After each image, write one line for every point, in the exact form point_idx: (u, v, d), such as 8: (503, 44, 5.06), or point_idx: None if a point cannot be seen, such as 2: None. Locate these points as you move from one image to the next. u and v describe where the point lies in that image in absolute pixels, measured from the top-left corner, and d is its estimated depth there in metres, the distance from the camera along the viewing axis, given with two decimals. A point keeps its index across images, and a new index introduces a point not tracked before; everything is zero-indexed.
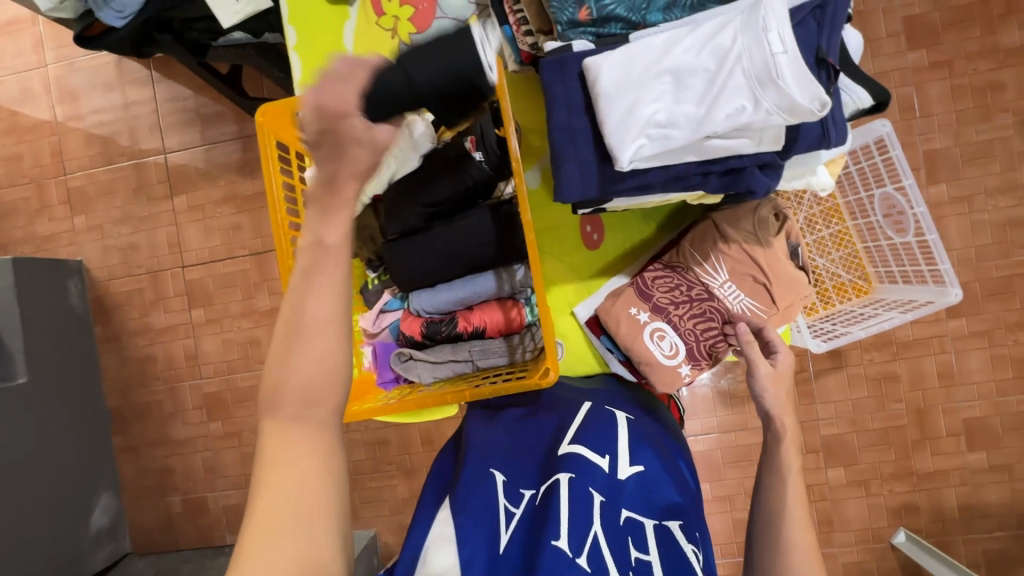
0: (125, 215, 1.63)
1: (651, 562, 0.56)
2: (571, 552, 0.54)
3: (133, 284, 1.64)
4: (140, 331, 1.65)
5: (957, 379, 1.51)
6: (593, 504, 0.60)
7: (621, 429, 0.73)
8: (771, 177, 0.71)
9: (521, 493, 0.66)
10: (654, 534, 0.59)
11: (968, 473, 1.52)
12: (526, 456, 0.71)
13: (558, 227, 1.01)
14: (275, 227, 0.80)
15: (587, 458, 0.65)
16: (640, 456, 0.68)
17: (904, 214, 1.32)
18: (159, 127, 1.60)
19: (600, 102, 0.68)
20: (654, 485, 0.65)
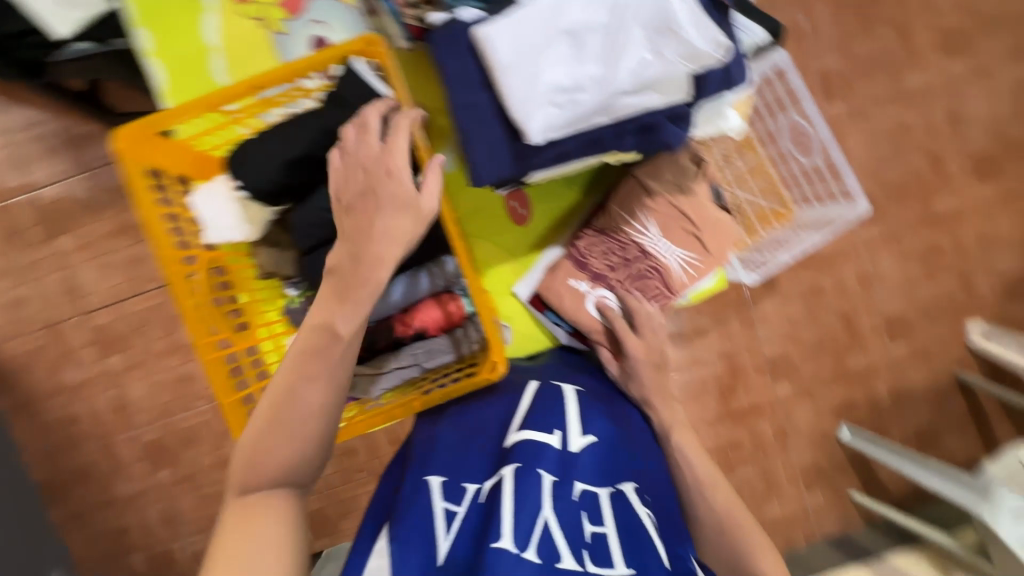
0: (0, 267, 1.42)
1: (607, 533, 0.59)
2: (516, 548, 0.55)
3: (31, 342, 1.45)
4: (53, 392, 1.47)
5: (874, 281, 1.63)
6: (543, 487, 0.61)
7: (569, 401, 0.76)
8: (683, 129, 0.70)
9: (464, 488, 0.67)
10: (609, 504, 0.63)
11: (894, 363, 1.67)
12: (476, 448, 0.73)
13: (483, 207, 0.97)
14: (171, 268, 0.72)
15: (537, 441, 0.67)
16: (591, 426, 0.73)
17: (811, 137, 1.41)
18: (17, 162, 1.39)
19: (498, 74, 0.63)
20: (606, 455, 0.69)
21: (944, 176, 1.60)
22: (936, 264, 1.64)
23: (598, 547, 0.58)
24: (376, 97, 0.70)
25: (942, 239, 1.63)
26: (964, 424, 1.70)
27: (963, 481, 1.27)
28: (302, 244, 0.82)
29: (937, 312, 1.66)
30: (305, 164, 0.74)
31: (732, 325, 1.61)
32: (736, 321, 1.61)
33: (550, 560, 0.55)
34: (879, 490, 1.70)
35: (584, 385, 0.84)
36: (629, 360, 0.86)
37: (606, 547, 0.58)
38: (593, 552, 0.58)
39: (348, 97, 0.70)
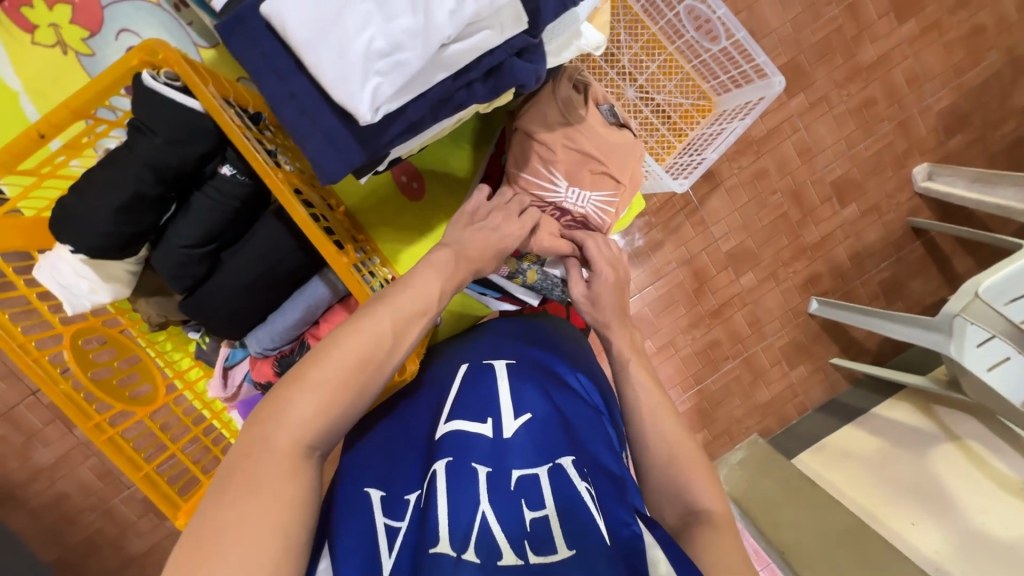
0: None
1: (547, 516, 0.57)
2: (456, 552, 0.55)
3: None
4: (31, 477, 1.41)
5: (814, 150, 1.59)
6: (476, 485, 0.59)
7: (500, 380, 0.71)
8: (534, 62, 0.62)
9: (404, 500, 0.62)
10: (548, 484, 0.59)
11: (848, 227, 1.65)
12: (414, 447, 0.68)
13: (371, 192, 0.91)
14: (20, 360, 0.63)
15: (466, 433, 0.64)
16: (525, 403, 0.68)
17: (711, 21, 1.31)
18: None
19: (303, 55, 0.55)
20: (543, 431, 0.65)
21: (864, 23, 1.53)
22: (872, 116, 1.59)
23: (539, 534, 0.55)
24: (183, 111, 0.61)
25: (873, 89, 1.58)
26: (925, 267, 1.72)
27: (929, 325, 1.26)
28: (176, 287, 0.76)
29: (881, 165, 1.63)
30: (136, 206, 0.65)
31: (685, 231, 1.58)
32: (687, 226, 1.58)
33: (490, 558, 0.54)
34: (857, 349, 1.73)
35: (514, 356, 0.77)
36: (596, 286, 0.81)
37: (547, 533, 0.55)
38: (533, 543, 0.55)
39: (149, 119, 0.60)
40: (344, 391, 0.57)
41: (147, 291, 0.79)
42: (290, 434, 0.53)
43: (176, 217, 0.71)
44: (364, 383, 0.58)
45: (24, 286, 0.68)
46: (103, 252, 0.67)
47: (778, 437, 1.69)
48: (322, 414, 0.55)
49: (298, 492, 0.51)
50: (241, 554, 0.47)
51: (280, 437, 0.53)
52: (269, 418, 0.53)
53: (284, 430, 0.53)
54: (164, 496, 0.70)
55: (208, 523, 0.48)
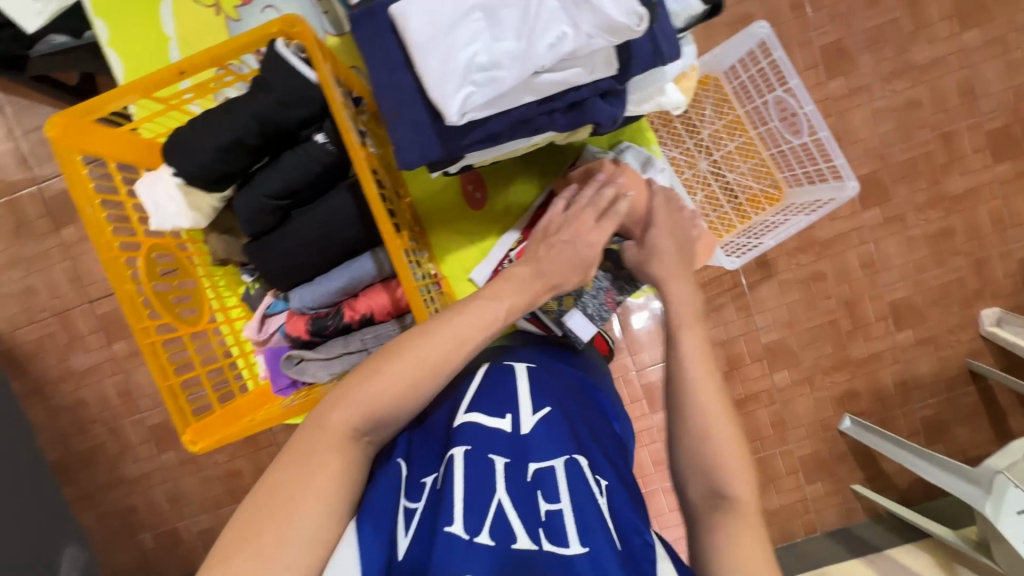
0: (12, 258, 1.51)
1: (562, 510, 0.55)
2: (467, 534, 0.53)
3: (42, 330, 1.53)
4: (64, 377, 1.55)
5: (879, 265, 1.56)
6: (494, 473, 0.58)
7: (521, 379, 0.70)
8: (615, 105, 0.68)
9: (420, 483, 0.62)
10: (564, 477, 0.58)
11: (899, 351, 1.59)
12: (435, 427, 0.68)
13: (439, 191, 0.98)
14: (103, 252, 0.71)
15: (483, 426, 0.63)
16: (543, 399, 0.68)
17: (797, 115, 1.34)
18: (27, 160, 1.47)
19: (415, 55, 0.61)
20: (560, 426, 0.64)
21: (956, 153, 1.52)
22: (948, 248, 1.55)
23: (552, 526, 0.54)
24: (301, 79, 0.69)
25: (954, 221, 1.54)
26: (976, 416, 1.61)
27: (966, 474, 1.18)
28: (247, 230, 0.83)
29: (948, 298, 1.57)
30: (234, 149, 0.73)
31: (727, 312, 1.56)
32: (731, 308, 1.56)
33: (504, 542, 0.53)
34: (884, 483, 1.62)
35: (534, 361, 0.77)
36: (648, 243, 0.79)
37: (561, 526, 0.54)
38: (548, 532, 0.54)
39: (272, 79, 0.69)
40: (389, 384, 0.61)
41: (219, 230, 0.87)
42: (344, 417, 0.60)
43: (265, 170, 0.79)
44: (420, 384, 0.62)
45: (121, 192, 0.76)
46: (198, 178, 0.75)
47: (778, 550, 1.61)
48: (384, 403, 0.61)
49: (340, 461, 0.59)
50: (291, 512, 0.55)
51: (334, 418, 0.60)
52: (338, 401, 0.61)
53: (338, 417, 0.60)
54: (180, 409, 0.75)
55: (243, 516, 0.56)
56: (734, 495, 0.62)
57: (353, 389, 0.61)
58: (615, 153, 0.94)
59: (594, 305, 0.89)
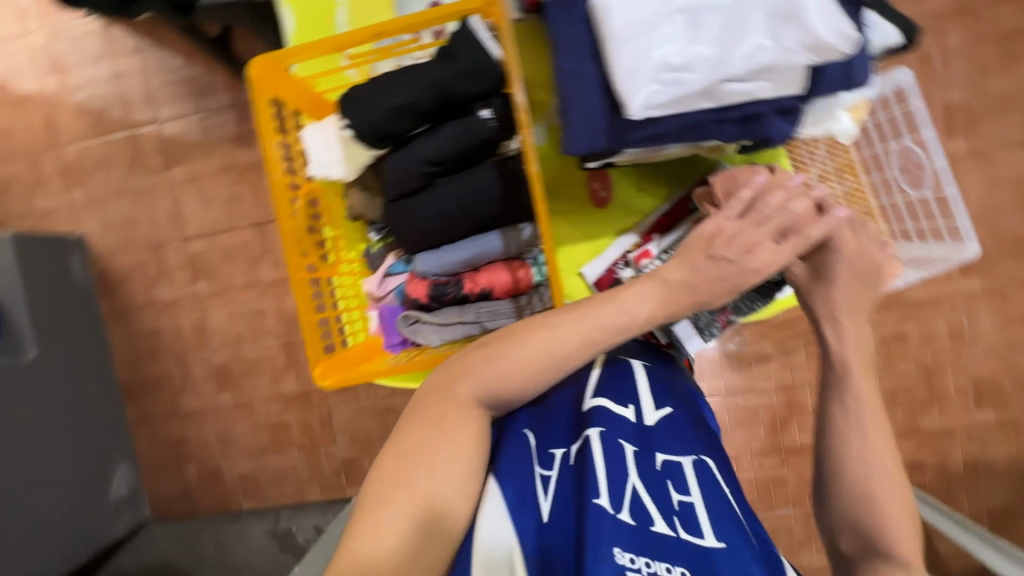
0: (124, 187, 1.60)
1: (694, 503, 0.57)
2: (612, 509, 0.55)
3: (136, 258, 1.63)
4: (146, 305, 1.64)
5: (968, 338, 1.45)
6: (628, 458, 0.60)
7: (640, 374, 0.71)
8: (790, 123, 0.68)
9: (550, 453, 0.66)
10: (693, 475, 0.60)
11: (975, 431, 1.48)
12: (557, 406, 0.70)
13: (567, 182, 0.99)
14: (275, 191, 0.79)
15: (614, 412, 0.65)
16: (665, 397, 0.69)
17: (923, 168, 1.27)
18: (151, 98, 1.56)
19: (610, 45, 0.64)
20: (682, 427, 0.66)
21: None
22: None
23: (685, 515, 0.56)
24: (484, 54, 0.73)
25: None
26: None
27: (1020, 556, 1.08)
28: (391, 190, 0.87)
29: None
30: (406, 111, 0.77)
31: (798, 356, 1.45)
32: (803, 353, 1.45)
33: (643, 523, 0.55)
34: (934, 564, 1.53)
35: (646, 359, 0.78)
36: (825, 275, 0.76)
37: (694, 516, 0.56)
38: (682, 519, 0.56)
39: (460, 50, 0.74)
40: (511, 364, 0.63)
41: (358, 186, 0.91)
42: (471, 390, 0.63)
43: (422, 136, 0.83)
44: (541, 368, 0.64)
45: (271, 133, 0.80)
46: (364, 134, 0.79)
47: None
48: (503, 383, 0.63)
49: (472, 431, 0.61)
50: (421, 477, 0.57)
51: (460, 391, 0.62)
52: (461, 373, 0.63)
53: (464, 388, 0.63)
54: (313, 344, 0.83)
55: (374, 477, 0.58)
56: (900, 553, 0.63)
57: (479, 365, 0.63)
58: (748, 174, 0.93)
59: (706, 320, 0.88)
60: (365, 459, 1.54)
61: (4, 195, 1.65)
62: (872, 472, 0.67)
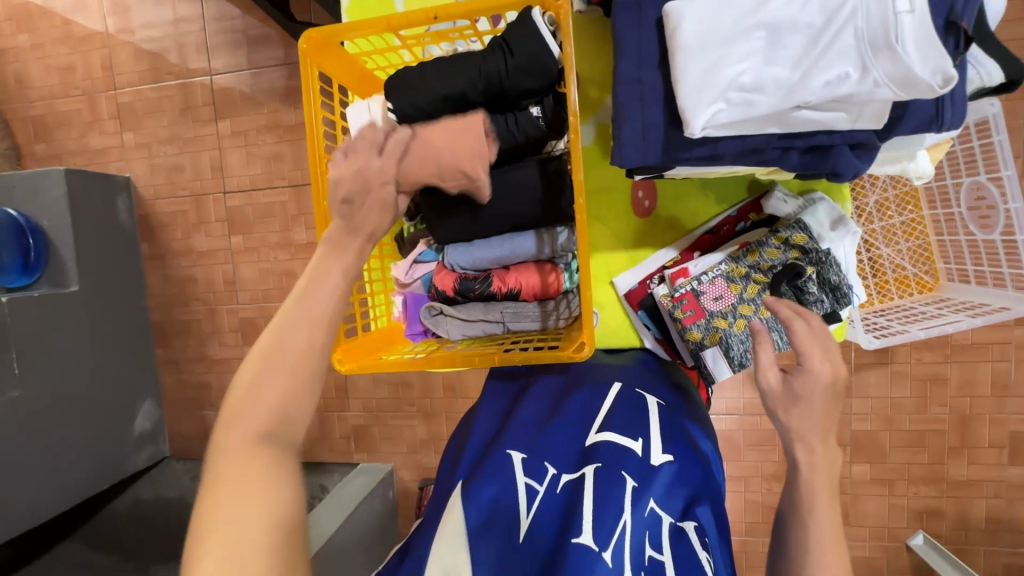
0: (171, 134, 1.63)
1: (665, 562, 0.54)
2: (596, 546, 0.54)
3: (177, 205, 1.66)
4: (183, 252, 1.67)
5: (1012, 389, 1.34)
6: (622, 491, 0.58)
7: (653, 414, 0.70)
8: (862, 160, 0.63)
9: (544, 467, 0.65)
10: (669, 536, 0.56)
11: (1004, 486, 1.38)
12: (562, 430, 0.69)
13: (608, 190, 0.96)
14: (312, 164, 0.78)
15: (618, 445, 0.64)
16: (673, 442, 0.65)
17: (993, 209, 1.09)
18: (205, 48, 1.57)
19: (677, 57, 0.60)
20: (682, 478, 0.61)
21: None
22: None
23: (653, 573, 0.53)
24: (543, 49, 0.70)
25: None
26: None
27: None
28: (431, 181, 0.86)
29: None
30: (453, 101, 0.75)
31: None
32: None
33: (614, 570, 0.53)
34: None
35: (664, 398, 0.77)
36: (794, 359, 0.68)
37: None
38: None
39: (515, 42, 0.70)
40: (275, 387, 0.57)
41: None
42: (248, 426, 0.55)
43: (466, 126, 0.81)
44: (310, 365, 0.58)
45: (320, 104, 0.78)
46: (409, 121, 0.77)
47: None
48: (278, 408, 0.56)
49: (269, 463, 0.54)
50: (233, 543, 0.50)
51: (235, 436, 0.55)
52: (238, 414, 0.56)
53: (240, 427, 0.55)
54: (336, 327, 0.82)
55: None
56: None
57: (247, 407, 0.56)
58: (805, 202, 0.89)
59: (739, 350, 0.85)
60: (372, 428, 1.55)
61: (61, 130, 1.70)
62: None
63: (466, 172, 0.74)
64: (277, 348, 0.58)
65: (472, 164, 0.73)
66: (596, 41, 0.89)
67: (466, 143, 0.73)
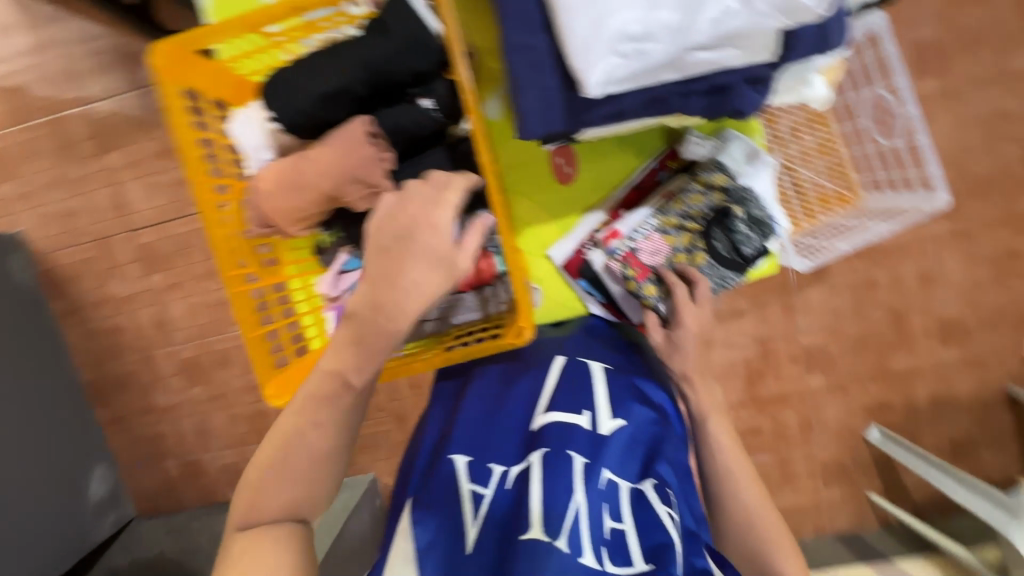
0: (56, 177, 1.47)
1: (625, 530, 0.55)
2: (548, 537, 0.53)
3: (83, 253, 1.51)
4: (102, 301, 1.53)
5: (935, 280, 1.44)
6: (570, 472, 0.59)
7: (598, 381, 0.71)
8: (761, 93, 0.63)
9: (489, 468, 0.64)
10: (629, 500, 0.58)
11: (942, 369, 1.49)
12: (506, 422, 0.69)
13: (525, 162, 0.92)
14: (195, 191, 0.70)
15: (564, 423, 0.64)
16: (621, 408, 0.67)
17: (894, 115, 1.20)
18: (73, 75, 1.41)
19: (561, 16, 0.57)
20: (632, 443, 0.64)
21: None
22: (1010, 269, 1.43)
23: (616, 544, 0.54)
24: (425, 26, 0.66)
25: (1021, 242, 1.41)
26: (1008, 441, 1.52)
27: (997, 499, 1.21)
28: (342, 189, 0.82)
29: (1001, 321, 1.46)
30: (340, 97, 0.70)
31: (771, 310, 1.47)
32: (775, 307, 1.48)
33: (575, 553, 0.52)
34: (900, 493, 1.55)
35: (612, 362, 0.77)
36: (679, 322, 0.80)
37: (624, 544, 0.54)
38: (612, 550, 0.53)
39: (392, 22, 0.66)
40: (301, 461, 0.66)
41: None
42: (284, 485, 0.66)
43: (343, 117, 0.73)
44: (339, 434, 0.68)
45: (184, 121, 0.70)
46: (292, 125, 0.72)
47: None
48: (301, 476, 0.66)
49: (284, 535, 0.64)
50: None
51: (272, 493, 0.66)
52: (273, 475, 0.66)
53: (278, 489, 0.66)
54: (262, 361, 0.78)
55: None
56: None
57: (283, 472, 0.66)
58: (719, 141, 0.88)
59: None
60: None
61: None
62: (756, 516, 0.69)
63: (366, 181, 0.72)
64: (308, 429, 0.67)
65: (367, 172, 0.71)
66: (482, 5, 0.83)
67: (354, 155, 0.71)
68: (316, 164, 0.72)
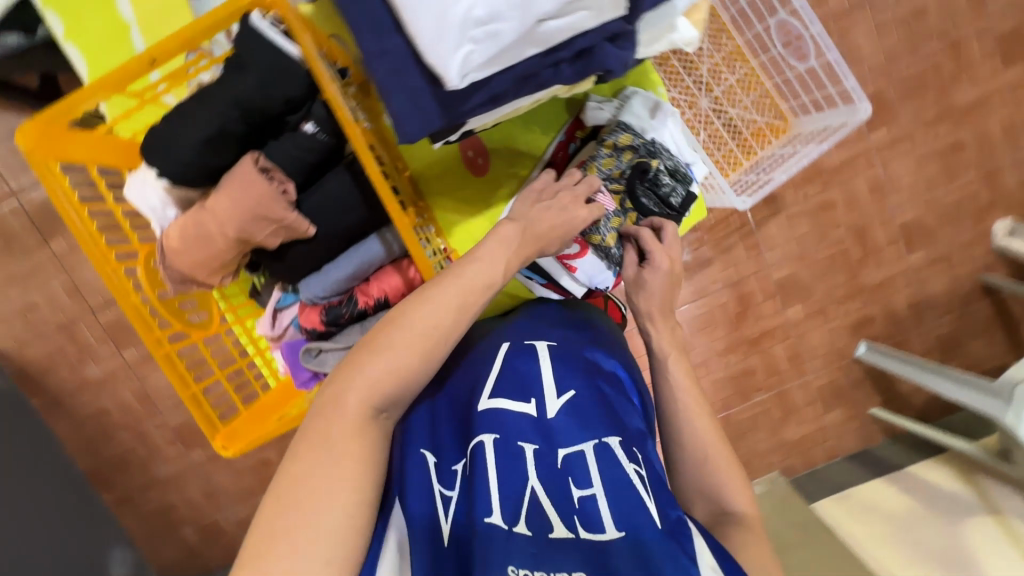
0: (6, 276, 1.43)
1: (594, 495, 0.56)
2: (507, 524, 0.55)
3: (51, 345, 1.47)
4: (81, 388, 1.50)
5: (887, 189, 1.44)
6: (524, 460, 0.60)
7: (543, 361, 0.71)
8: (624, 49, 0.63)
9: (453, 470, 0.64)
10: (594, 460, 0.59)
11: (912, 273, 1.50)
12: (455, 421, 0.69)
13: (437, 163, 0.92)
14: (99, 268, 0.70)
15: (511, 411, 0.64)
16: (568, 381, 0.68)
17: (803, 38, 1.19)
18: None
19: (404, 15, 0.56)
20: (587, 412, 0.65)
21: (964, 62, 1.38)
22: (957, 162, 1.44)
23: (587, 513, 0.56)
24: (283, 52, 0.65)
25: (963, 134, 1.42)
26: (989, 328, 1.54)
27: (982, 386, 1.13)
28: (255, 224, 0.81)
29: (959, 214, 1.47)
30: (220, 139, 0.69)
31: (737, 252, 1.44)
32: (740, 248, 1.44)
33: (542, 532, 0.55)
34: (902, 402, 1.57)
35: (555, 339, 0.77)
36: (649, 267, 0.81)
37: (596, 512, 0.55)
38: (584, 519, 0.55)
39: (247, 55, 0.65)
40: (395, 357, 0.59)
41: None
42: (358, 397, 0.57)
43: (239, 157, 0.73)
44: (429, 345, 0.61)
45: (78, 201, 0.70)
46: (180, 176, 0.71)
47: (800, 477, 1.55)
48: (388, 384, 0.58)
49: (364, 449, 0.56)
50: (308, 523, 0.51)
51: (349, 400, 0.57)
52: (347, 374, 0.58)
53: (354, 394, 0.57)
54: (206, 417, 0.78)
55: (258, 533, 0.51)
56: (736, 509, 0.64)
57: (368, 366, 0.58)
58: (621, 100, 0.90)
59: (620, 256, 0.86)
60: None
61: None
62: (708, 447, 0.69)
63: (273, 218, 0.72)
64: (398, 335, 0.59)
65: (268, 208, 0.71)
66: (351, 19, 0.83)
67: (253, 194, 0.70)
68: (215, 214, 0.71)
